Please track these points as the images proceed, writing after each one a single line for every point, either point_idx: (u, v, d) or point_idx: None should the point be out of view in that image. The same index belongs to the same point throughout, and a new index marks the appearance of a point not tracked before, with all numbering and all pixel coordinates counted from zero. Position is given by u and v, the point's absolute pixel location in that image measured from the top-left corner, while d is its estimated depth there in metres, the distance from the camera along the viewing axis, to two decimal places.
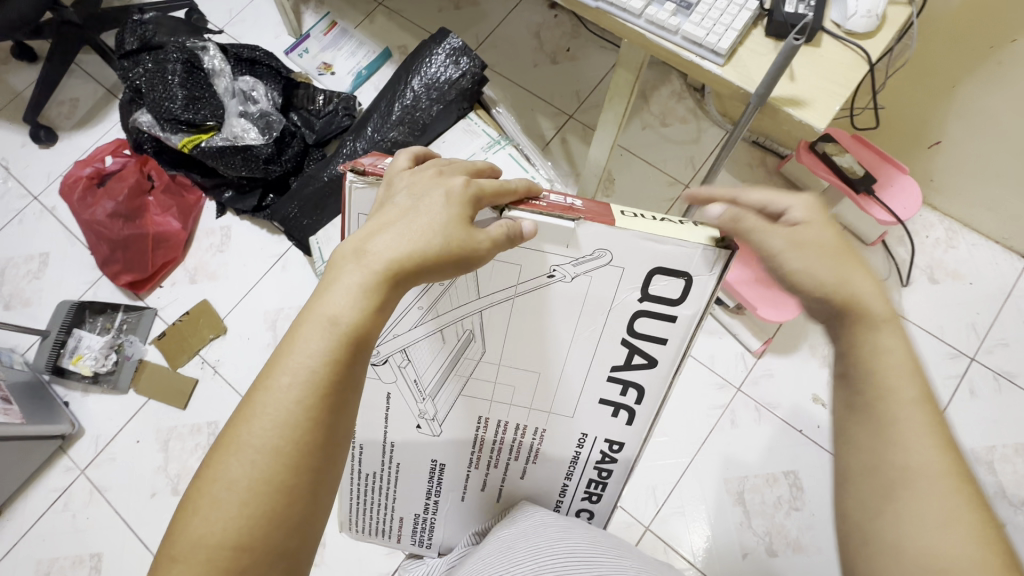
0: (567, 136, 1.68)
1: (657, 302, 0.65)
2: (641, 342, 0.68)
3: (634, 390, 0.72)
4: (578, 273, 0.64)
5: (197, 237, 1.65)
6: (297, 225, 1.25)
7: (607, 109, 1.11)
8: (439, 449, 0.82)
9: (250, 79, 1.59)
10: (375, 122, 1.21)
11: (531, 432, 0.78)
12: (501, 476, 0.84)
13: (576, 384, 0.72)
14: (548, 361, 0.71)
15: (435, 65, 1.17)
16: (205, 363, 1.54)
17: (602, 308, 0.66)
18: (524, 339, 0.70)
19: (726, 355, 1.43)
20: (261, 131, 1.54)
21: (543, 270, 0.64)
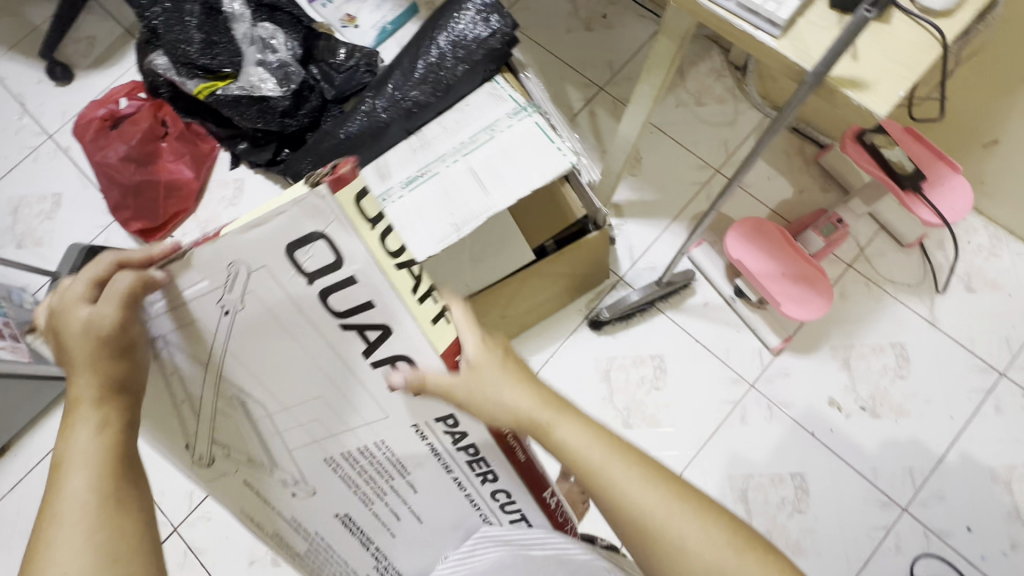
0: (596, 108, 1.60)
1: (332, 283, 0.51)
2: (360, 319, 0.53)
3: (406, 362, 0.56)
4: (243, 293, 0.51)
5: (209, 188, 1.63)
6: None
7: (642, 84, 1.04)
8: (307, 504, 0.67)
9: (269, 26, 1.51)
10: (397, 78, 1.13)
11: (376, 449, 0.63)
12: (386, 499, 0.67)
13: (347, 384, 0.58)
14: (280, 378, 0.57)
15: (463, 21, 1.09)
16: None
17: (295, 310, 0.52)
18: (245, 356, 0.55)
19: (742, 349, 1.37)
20: (279, 82, 1.48)
21: (216, 308, 0.52)
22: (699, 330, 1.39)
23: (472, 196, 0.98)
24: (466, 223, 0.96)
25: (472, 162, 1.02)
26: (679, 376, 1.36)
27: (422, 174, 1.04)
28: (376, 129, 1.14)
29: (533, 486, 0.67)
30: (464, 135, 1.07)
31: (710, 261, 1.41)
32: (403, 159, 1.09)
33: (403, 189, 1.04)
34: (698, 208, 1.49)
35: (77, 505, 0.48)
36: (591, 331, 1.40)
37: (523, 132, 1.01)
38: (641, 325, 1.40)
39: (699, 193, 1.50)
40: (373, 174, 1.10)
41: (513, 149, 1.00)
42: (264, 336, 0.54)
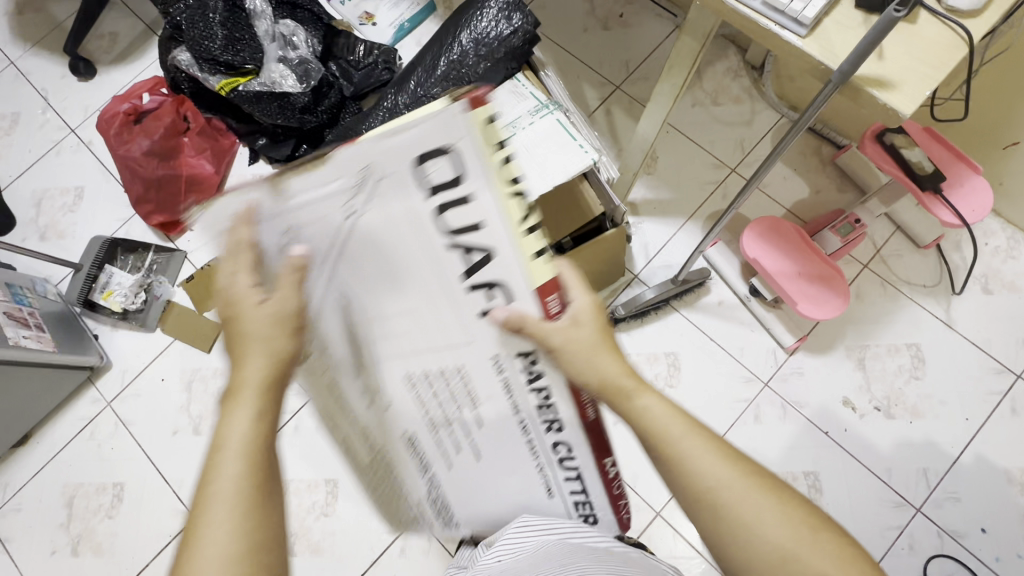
0: (611, 107, 1.61)
1: (450, 203, 0.50)
2: (472, 238, 0.51)
3: (502, 292, 0.53)
4: (365, 203, 0.50)
5: (229, 183, 1.65)
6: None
7: (664, 84, 1.05)
8: (377, 430, 0.60)
9: (290, 23, 1.53)
10: (420, 75, 1.16)
11: (450, 376, 0.58)
12: (458, 435, 0.60)
13: (438, 304, 0.54)
14: (379, 301, 0.55)
15: (486, 20, 1.11)
16: None
17: (411, 220, 0.51)
18: (353, 273, 0.54)
19: (756, 348, 1.38)
20: (300, 79, 1.49)
21: (335, 217, 0.51)
22: (713, 328, 1.40)
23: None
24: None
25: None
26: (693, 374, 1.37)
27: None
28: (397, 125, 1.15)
29: (599, 445, 0.59)
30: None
31: (725, 260, 1.41)
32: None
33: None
34: (713, 207, 1.49)
35: (226, 494, 0.46)
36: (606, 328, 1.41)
37: (546, 129, 1.00)
38: (656, 324, 1.41)
39: (714, 192, 1.50)
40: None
41: (536, 146, 0.99)
42: (372, 245, 0.52)
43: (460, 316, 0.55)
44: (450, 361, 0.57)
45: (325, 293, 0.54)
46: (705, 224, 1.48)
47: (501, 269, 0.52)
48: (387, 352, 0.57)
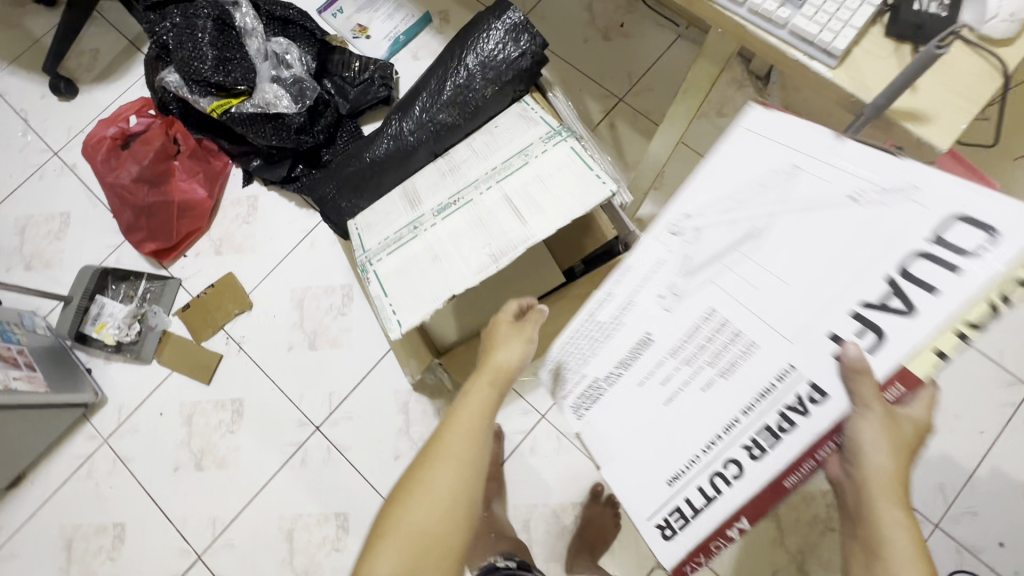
0: (615, 120, 1.58)
1: (933, 263, 0.58)
2: (908, 288, 0.58)
3: (872, 339, 0.59)
4: (881, 200, 0.62)
5: (223, 207, 1.59)
6: (329, 207, 1.17)
7: (678, 106, 1.01)
8: (655, 318, 0.70)
9: (283, 41, 1.48)
10: (425, 99, 1.12)
11: (741, 342, 0.64)
12: (697, 374, 0.66)
13: (820, 290, 0.62)
14: (774, 261, 0.65)
15: (492, 41, 1.06)
16: (229, 339, 1.50)
17: (879, 235, 0.61)
18: (779, 236, 0.66)
19: None
20: (294, 99, 1.44)
21: (845, 192, 0.64)
22: None
23: (509, 224, 0.93)
24: (504, 254, 0.90)
25: (506, 189, 0.97)
26: None
27: (455, 202, 1.00)
28: (403, 154, 1.13)
29: (758, 508, 0.61)
30: (496, 159, 1.03)
31: None
32: (435, 185, 1.06)
33: (435, 217, 1.00)
34: None
35: (476, 414, 0.69)
36: None
37: (559, 156, 0.97)
38: None
39: None
40: (404, 201, 1.08)
41: (551, 174, 0.96)
42: (817, 230, 0.64)
43: (819, 317, 0.62)
44: (762, 338, 0.63)
45: (753, 215, 0.67)
46: None
47: (897, 335, 0.58)
48: (737, 295, 0.66)
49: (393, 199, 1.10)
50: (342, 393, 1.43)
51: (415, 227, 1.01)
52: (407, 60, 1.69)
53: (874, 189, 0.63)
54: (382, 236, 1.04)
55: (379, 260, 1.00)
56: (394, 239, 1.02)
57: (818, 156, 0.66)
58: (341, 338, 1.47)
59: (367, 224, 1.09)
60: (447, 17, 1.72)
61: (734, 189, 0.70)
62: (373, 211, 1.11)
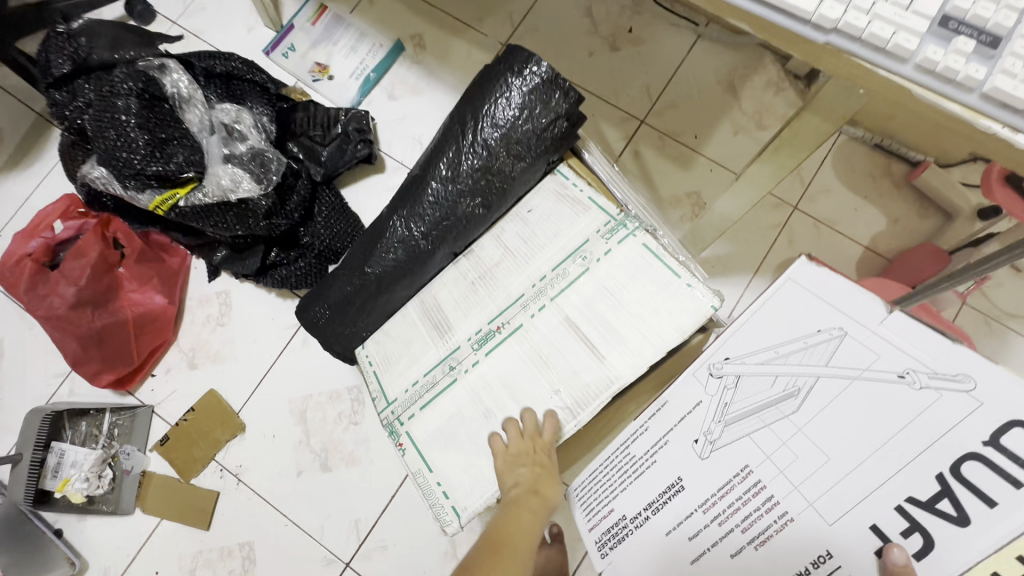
0: (640, 147, 1.34)
1: (985, 469, 0.48)
2: (962, 493, 0.49)
3: (917, 543, 0.50)
4: (929, 385, 0.50)
5: (189, 308, 1.34)
6: (332, 330, 0.95)
7: (765, 164, 0.79)
8: (690, 464, 0.66)
9: (231, 106, 1.20)
10: (434, 187, 0.87)
11: (763, 498, 0.59)
12: (725, 534, 0.61)
13: (784, 483, 0.58)
14: (813, 430, 0.56)
15: (513, 106, 0.82)
16: (225, 471, 1.26)
17: (917, 426, 0.51)
18: (822, 402, 0.56)
19: None
20: (257, 178, 1.17)
21: (893, 367, 0.52)
22: None
23: (582, 363, 0.72)
24: (583, 408, 0.69)
25: (565, 309, 0.75)
26: None
27: (498, 330, 0.79)
28: (416, 260, 0.89)
29: None
30: (540, 261, 0.80)
31: None
32: (463, 302, 0.84)
33: (475, 354, 0.79)
34: (780, 254, 1.26)
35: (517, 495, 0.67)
36: None
37: (628, 258, 0.74)
38: None
39: (779, 238, 1.27)
40: (428, 328, 0.85)
41: (624, 287, 0.73)
42: (861, 407, 0.54)
43: (861, 502, 0.53)
44: (799, 510, 0.56)
45: (794, 374, 0.58)
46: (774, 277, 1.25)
47: (947, 550, 0.49)
48: (778, 461, 0.58)
49: (412, 321, 0.88)
50: (370, 520, 1.21)
51: (452, 368, 0.80)
52: (383, 100, 1.42)
53: (935, 374, 0.50)
54: (407, 379, 0.85)
55: (409, 419, 0.82)
56: (428, 384, 0.82)
57: (870, 317, 0.54)
58: (359, 453, 1.24)
59: (386, 360, 0.89)
60: (422, 41, 1.44)
61: (781, 342, 0.61)
62: (389, 336, 0.90)
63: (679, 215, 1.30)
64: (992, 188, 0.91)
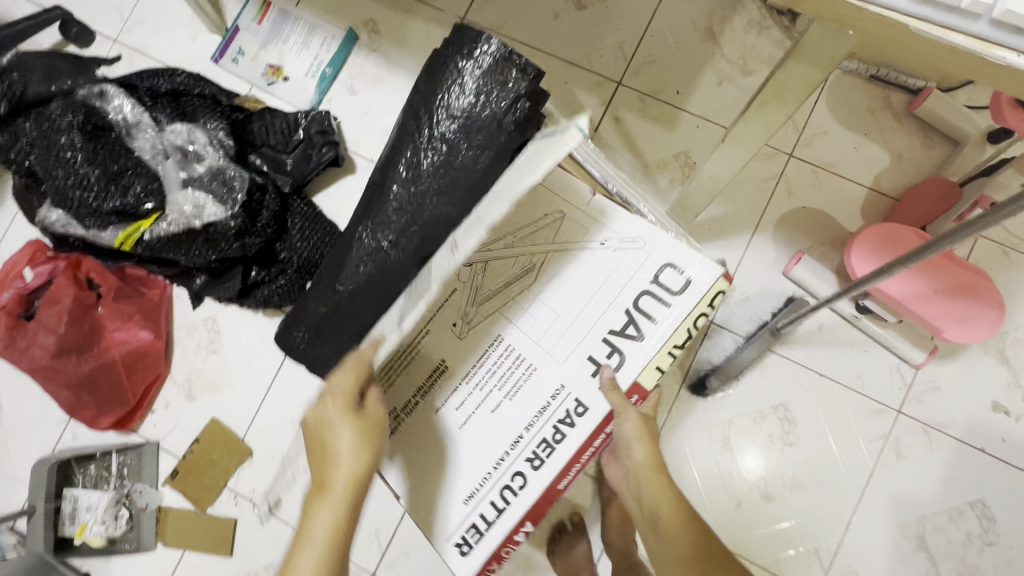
0: (619, 111, 1.26)
1: (653, 299, 0.71)
2: (639, 319, 0.71)
3: (618, 359, 0.71)
4: (620, 247, 0.73)
5: (179, 339, 1.31)
6: (313, 358, 0.89)
7: (752, 120, 0.72)
8: (453, 347, 0.76)
9: (181, 125, 1.14)
10: (397, 191, 0.82)
11: (520, 362, 0.73)
12: (490, 399, 0.73)
13: (530, 336, 0.74)
14: (550, 298, 0.74)
15: (467, 91, 0.76)
16: (239, 497, 1.25)
17: (615, 279, 0.73)
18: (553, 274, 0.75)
19: (877, 373, 1.14)
20: (221, 199, 1.11)
21: (595, 240, 0.74)
22: (824, 361, 1.14)
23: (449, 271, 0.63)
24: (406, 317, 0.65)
25: (463, 238, 0.65)
26: (813, 422, 1.14)
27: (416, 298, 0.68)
28: (390, 273, 0.83)
29: None
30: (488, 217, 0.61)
31: (818, 278, 1.13)
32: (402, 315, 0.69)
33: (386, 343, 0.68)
34: (780, 207, 1.19)
35: (342, 476, 0.64)
36: (693, 398, 1.16)
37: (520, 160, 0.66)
38: (752, 378, 1.15)
39: (777, 189, 1.20)
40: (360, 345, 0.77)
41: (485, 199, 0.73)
42: (576, 272, 0.74)
43: (583, 339, 0.72)
44: (541, 361, 0.73)
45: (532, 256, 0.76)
46: (775, 233, 1.18)
47: (631, 357, 0.71)
48: (529, 329, 0.74)
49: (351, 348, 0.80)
50: (389, 528, 1.20)
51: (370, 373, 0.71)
52: (344, 96, 1.34)
53: (620, 239, 0.73)
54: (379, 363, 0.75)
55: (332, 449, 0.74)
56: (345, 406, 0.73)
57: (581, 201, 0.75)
58: None
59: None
60: (377, 26, 1.35)
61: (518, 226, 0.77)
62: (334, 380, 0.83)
63: (668, 179, 1.23)
64: (1002, 109, 0.83)
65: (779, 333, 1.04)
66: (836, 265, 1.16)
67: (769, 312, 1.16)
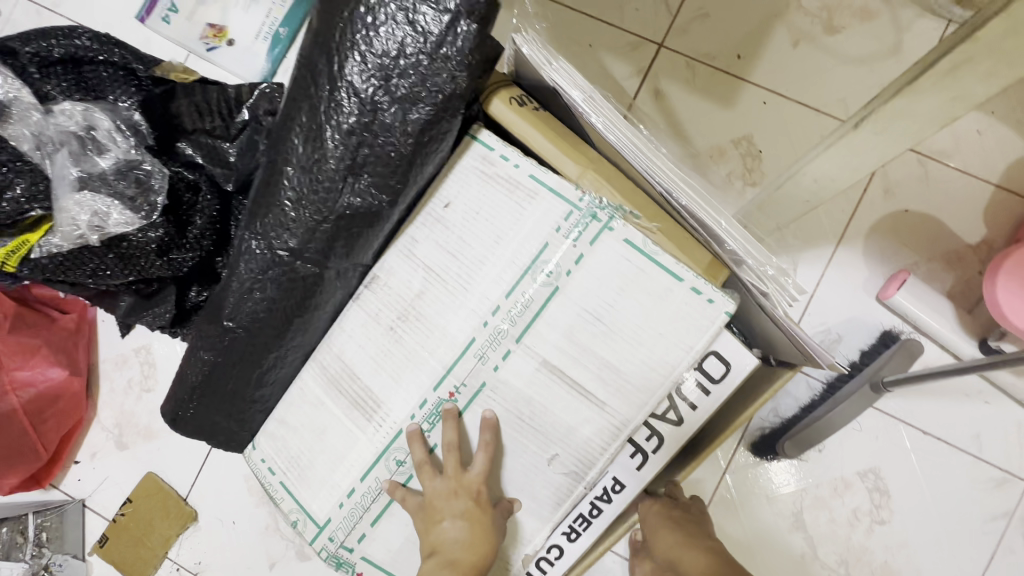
0: (660, 82, 0.96)
1: (695, 387, 0.62)
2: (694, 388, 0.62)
3: (654, 443, 0.64)
4: (665, 307, 0.57)
5: (105, 373, 1.06)
6: (240, 398, 0.70)
7: (924, 95, 0.44)
8: (394, 391, 0.64)
9: (74, 103, 0.84)
10: (293, 173, 0.60)
11: (532, 434, 0.62)
12: (533, 462, 0.63)
13: (534, 399, 0.61)
14: (559, 354, 0.60)
15: (383, 17, 0.54)
16: (182, 570, 1.02)
17: (649, 343, 0.58)
18: (558, 324, 0.59)
19: (1001, 431, 0.86)
20: (133, 203, 0.84)
21: (642, 287, 0.57)
22: (929, 415, 0.87)
23: (580, 417, 0.61)
24: (590, 470, 0.61)
25: (540, 352, 0.60)
26: (914, 496, 0.87)
27: (452, 398, 0.62)
28: (301, 291, 0.64)
29: None
30: (651, 400, 0.59)
31: (927, 307, 0.84)
32: (529, 467, 0.63)
33: (431, 436, 0.63)
34: (874, 212, 0.90)
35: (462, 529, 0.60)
36: (753, 458, 0.90)
37: (538, 223, 0.59)
38: (833, 437, 0.88)
39: (872, 184, 0.90)
40: (347, 409, 0.66)
41: (466, 226, 0.62)
42: (595, 330, 0.59)
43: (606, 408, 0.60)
44: (563, 440, 0.61)
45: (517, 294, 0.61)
46: (866, 246, 0.90)
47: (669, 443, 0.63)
48: (540, 395, 0.61)
49: (318, 397, 0.68)
50: None
51: (401, 464, 0.63)
52: None
53: (659, 295, 0.57)
54: (338, 491, 0.65)
55: (360, 541, 0.65)
56: (373, 490, 0.64)
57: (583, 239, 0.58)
58: None
59: (297, 462, 0.68)
60: None
61: (480, 244, 0.61)
62: (290, 427, 0.69)
63: (725, 172, 0.94)
64: None
65: (882, 390, 0.79)
66: (948, 288, 0.88)
67: (857, 350, 0.88)
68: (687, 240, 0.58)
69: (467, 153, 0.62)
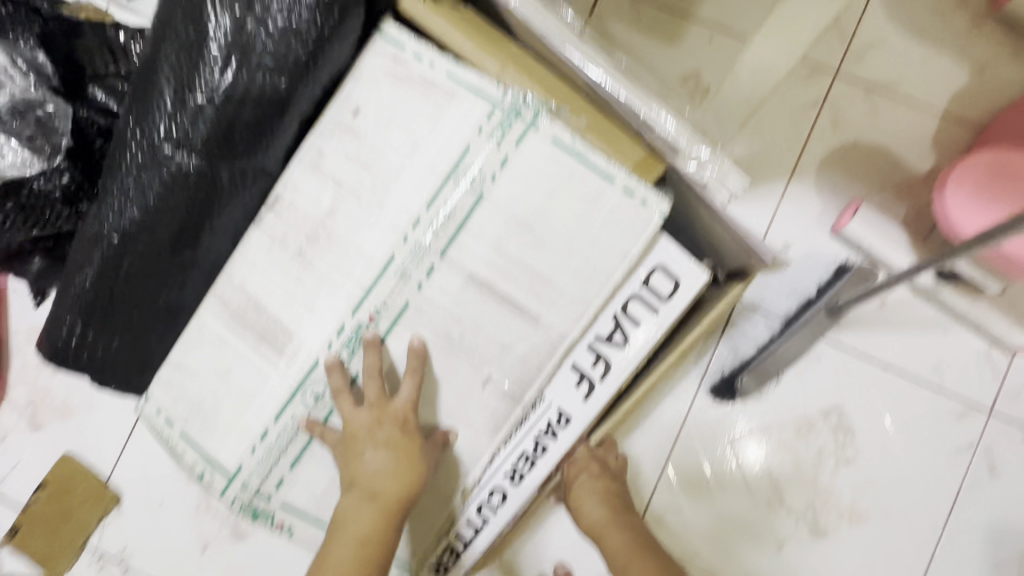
0: (607, 23, 0.93)
1: (642, 304, 0.55)
2: (646, 302, 0.55)
3: (602, 370, 0.56)
4: (595, 215, 0.53)
5: (16, 347, 0.96)
6: (141, 328, 0.64)
7: None
8: (310, 319, 0.58)
9: None
10: (175, 56, 0.57)
11: (462, 355, 0.57)
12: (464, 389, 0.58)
13: (461, 318, 0.56)
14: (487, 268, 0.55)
15: None
16: (106, 558, 0.92)
17: (582, 253, 0.54)
18: (485, 234, 0.55)
19: (959, 360, 0.84)
20: (32, 143, 0.76)
21: (573, 191, 0.53)
22: (888, 347, 0.85)
23: (514, 333, 0.56)
24: (525, 391, 0.57)
25: (466, 266, 0.55)
26: (878, 432, 0.85)
27: (371, 321, 0.56)
28: (193, 191, 0.60)
29: None
30: (588, 311, 0.55)
31: (882, 236, 0.81)
32: (460, 396, 0.58)
33: (349, 365, 0.57)
34: (823, 144, 0.88)
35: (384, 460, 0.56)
36: (712, 404, 0.86)
37: (457, 126, 0.54)
38: (792, 375, 0.85)
39: (819, 116, 0.88)
40: (254, 344, 0.59)
41: (379, 133, 0.57)
42: (524, 239, 0.54)
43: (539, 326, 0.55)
44: (495, 358, 0.56)
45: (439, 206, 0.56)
46: (816, 179, 0.88)
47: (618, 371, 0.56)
48: (461, 312, 0.56)
49: (219, 335, 0.61)
50: None
51: (319, 398, 0.58)
52: None
53: (591, 199, 0.53)
54: (247, 437, 0.59)
55: (279, 487, 0.60)
56: (290, 429, 0.59)
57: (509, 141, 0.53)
58: None
59: (200, 410, 0.61)
60: None
61: (397, 152, 0.56)
62: (188, 372, 0.62)
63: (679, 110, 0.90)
64: None
65: (835, 313, 0.78)
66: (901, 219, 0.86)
67: (813, 285, 0.86)
68: (615, 137, 0.55)
69: (377, 48, 0.57)
